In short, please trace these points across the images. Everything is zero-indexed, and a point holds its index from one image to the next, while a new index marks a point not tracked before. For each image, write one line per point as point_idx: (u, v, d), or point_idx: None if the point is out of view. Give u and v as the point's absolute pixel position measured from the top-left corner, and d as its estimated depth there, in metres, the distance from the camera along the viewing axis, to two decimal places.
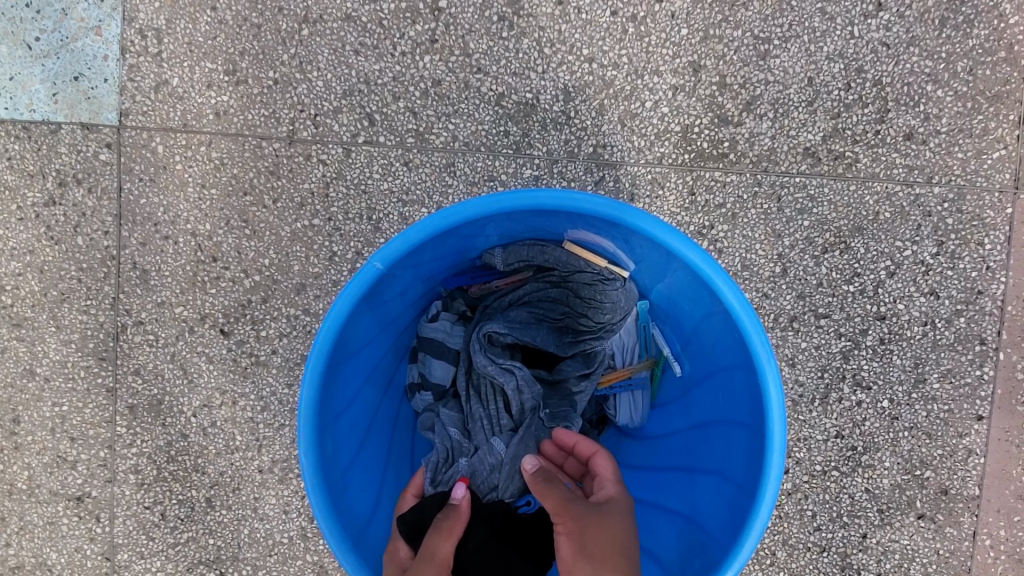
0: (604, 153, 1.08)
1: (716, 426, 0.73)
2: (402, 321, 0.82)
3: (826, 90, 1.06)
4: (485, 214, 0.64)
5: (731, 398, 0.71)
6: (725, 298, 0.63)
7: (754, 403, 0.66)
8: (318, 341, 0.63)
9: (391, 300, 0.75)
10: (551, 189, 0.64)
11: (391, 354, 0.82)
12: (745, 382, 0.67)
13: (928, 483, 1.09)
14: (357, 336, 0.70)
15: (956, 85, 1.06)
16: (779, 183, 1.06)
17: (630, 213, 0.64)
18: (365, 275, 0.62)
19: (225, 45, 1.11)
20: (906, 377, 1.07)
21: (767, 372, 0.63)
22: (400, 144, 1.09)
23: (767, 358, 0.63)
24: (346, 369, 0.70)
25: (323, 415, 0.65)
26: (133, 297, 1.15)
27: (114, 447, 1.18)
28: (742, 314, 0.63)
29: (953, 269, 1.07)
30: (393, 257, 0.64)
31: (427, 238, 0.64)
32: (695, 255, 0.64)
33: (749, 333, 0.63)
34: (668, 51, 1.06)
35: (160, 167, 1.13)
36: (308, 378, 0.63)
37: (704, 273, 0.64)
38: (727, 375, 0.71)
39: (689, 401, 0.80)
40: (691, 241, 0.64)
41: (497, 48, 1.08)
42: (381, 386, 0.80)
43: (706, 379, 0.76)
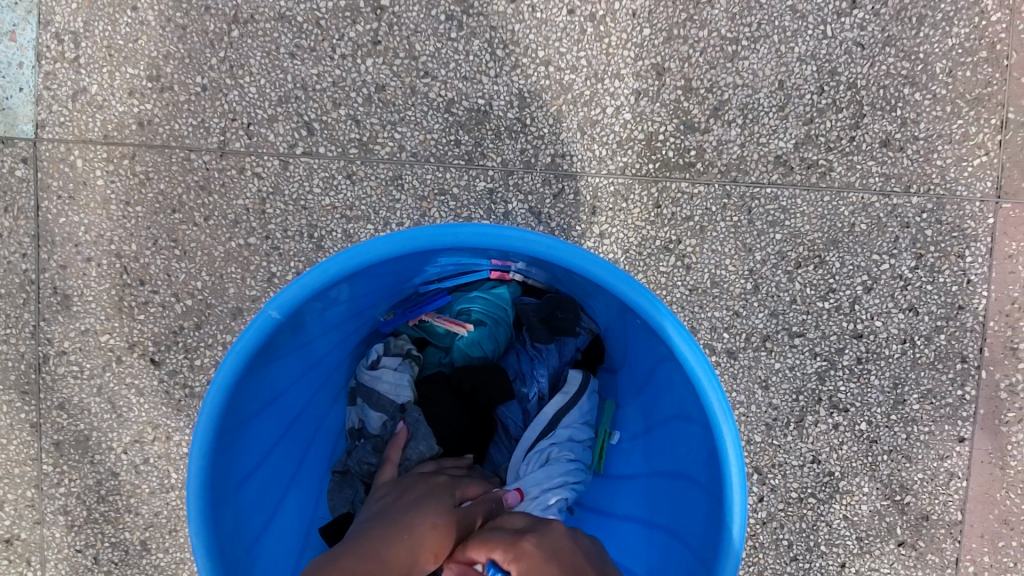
0: (563, 163, 1.00)
1: (675, 478, 0.67)
2: (333, 359, 0.75)
3: (798, 94, 0.99)
4: (397, 253, 0.56)
5: (688, 450, 0.63)
6: (676, 347, 0.56)
7: (711, 464, 0.59)
8: (207, 405, 0.55)
9: (310, 343, 0.67)
10: (476, 223, 0.56)
11: (322, 396, 0.74)
12: (700, 437, 0.60)
13: (909, 508, 1.03)
14: (264, 391, 0.62)
15: (934, 87, 1.00)
16: (750, 194, 0.99)
17: (566, 251, 0.56)
18: (259, 328, 0.55)
19: (149, 48, 1.02)
20: (885, 399, 1.02)
21: (724, 433, 0.56)
22: (342, 155, 1.01)
23: (724, 417, 0.56)
24: (252, 427, 0.62)
25: (220, 487, 0.58)
26: (55, 325, 1.05)
27: (41, 487, 1.08)
28: (696, 365, 0.56)
29: (932, 283, 1.01)
30: (293, 305, 0.56)
31: (333, 281, 0.56)
32: (642, 298, 0.57)
33: (704, 386, 0.56)
34: (629, 52, 0.99)
35: (79, 183, 1.04)
36: (197, 447, 0.55)
37: (654, 319, 0.57)
38: (683, 425, 0.64)
39: (649, 443, 0.73)
40: (637, 283, 0.57)
41: (445, 50, 1.00)
42: (309, 435, 0.73)
43: (664, 423, 0.69)
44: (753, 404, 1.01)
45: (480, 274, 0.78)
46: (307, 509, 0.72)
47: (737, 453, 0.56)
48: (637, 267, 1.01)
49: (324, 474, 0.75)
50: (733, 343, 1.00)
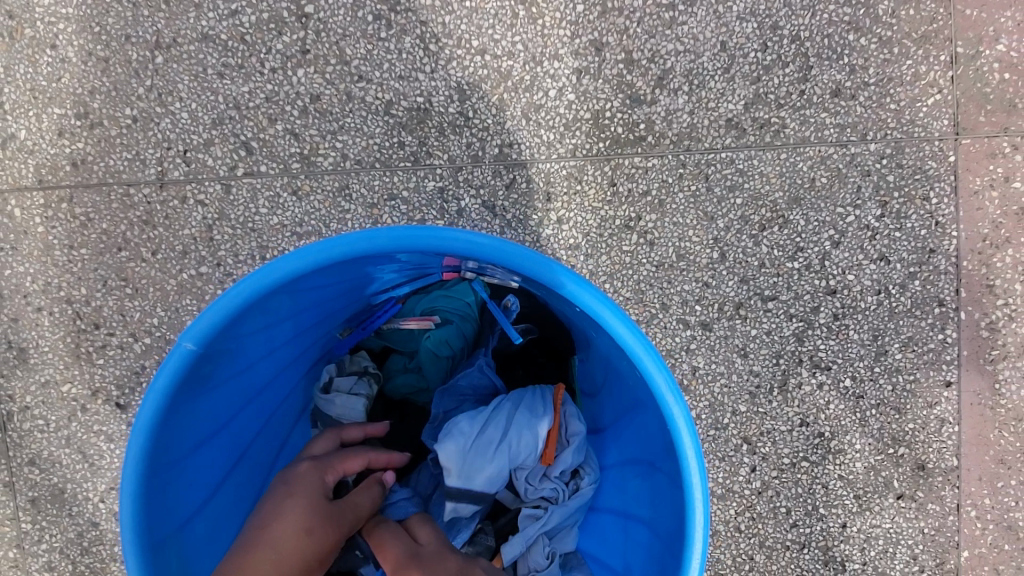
0: (512, 152, 0.98)
1: (643, 465, 0.64)
2: (284, 388, 0.73)
3: (742, 54, 0.96)
4: (311, 266, 0.55)
5: (649, 436, 0.61)
6: (616, 332, 0.54)
7: (668, 447, 0.57)
8: (134, 443, 0.54)
9: (247, 372, 0.65)
10: (390, 227, 0.55)
11: (276, 427, 0.73)
12: (656, 420, 0.58)
13: (904, 460, 1.01)
14: (197, 426, 0.60)
15: (879, 31, 0.98)
16: (705, 161, 0.97)
17: (489, 246, 0.54)
18: (179, 359, 0.54)
19: (72, 85, 0.99)
20: (867, 352, 1.00)
21: (675, 414, 0.53)
22: (285, 171, 0.98)
23: (673, 397, 0.53)
24: (194, 461, 0.61)
25: (157, 530, 0.56)
26: (15, 380, 1.02)
27: (23, 546, 1.05)
28: (639, 348, 0.54)
29: (900, 230, 0.99)
30: (209, 333, 0.55)
31: (246, 303, 0.55)
32: (573, 285, 0.54)
33: (650, 370, 0.54)
34: (565, 31, 0.96)
35: (20, 233, 1.00)
36: (125, 490, 0.54)
37: (590, 306, 0.54)
38: (641, 410, 0.62)
39: (617, 432, 0.71)
40: (568, 270, 0.54)
41: (377, 51, 0.97)
42: (268, 464, 0.71)
43: (627, 410, 0.67)
44: (734, 374, 0.99)
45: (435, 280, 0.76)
46: None
47: (691, 432, 0.54)
48: (600, 249, 0.98)
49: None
50: (707, 314, 0.98)
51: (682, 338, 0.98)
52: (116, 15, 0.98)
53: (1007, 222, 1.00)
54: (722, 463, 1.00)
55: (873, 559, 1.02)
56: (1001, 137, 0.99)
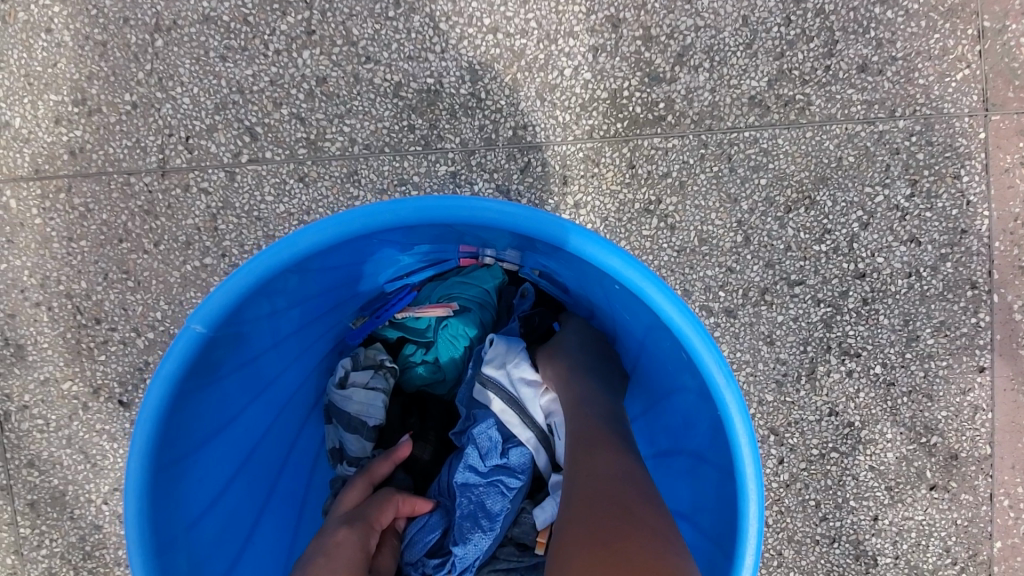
0: (526, 135, 0.94)
1: (684, 456, 0.61)
2: (295, 379, 0.69)
3: (764, 29, 0.93)
4: (326, 242, 0.51)
5: (693, 425, 0.58)
6: (661, 310, 0.50)
7: (716, 435, 0.53)
8: (138, 435, 0.50)
9: (256, 362, 0.62)
10: (413, 198, 0.51)
11: (287, 421, 0.69)
12: (702, 406, 0.54)
13: (936, 449, 0.98)
14: (206, 418, 0.57)
15: (906, 3, 0.94)
16: (727, 141, 0.93)
17: (521, 217, 0.51)
18: (187, 343, 0.50)
19: (69, 71, 0.95)
20: (897, 338, 0.96)
21: (727, 398, 0.50)
22: (291, 157, 0.94)
23: (724, 379, 0.50)
24: (202, 455, 0.57)
25: (165, 529, 0.52)
26: (13, 379, 0.99)
27: (23, 551, 1.01)
28: (686, 327, 0.50)
29: (931, 210, 0.95)
30: (219, 315, 0.51)
31: (257, 283, 0.51)
32: (614, 259, 0.50)
33: (698, 350, 0.50)
34: (580, 7, 0.93)
35: (16, 225, 0.97)
36: (130, 486, 0.50)
37: (633, 282, 0.50)
38: (684, 398, 0.58)
39: (652, 422, 0.67)
40: (608, 244, 0.50)
41: (384, 31, 0.93)
42: (279, 459, 0.68)
43: (666, 398, 0.63)
44: (760, 362, 0.95)
45: (451, 264, 0.73)
46: (282, 545, 0.66)
47: (744, 419, 0.50)
48: (619, 234, 0.95)
49: (299, 507, 0.69)
50: (731, 301, 0.95)
51: (706, 325, 0.95)
52: None
53: None
54: None
55: (905, 553, 0.99)
56: None
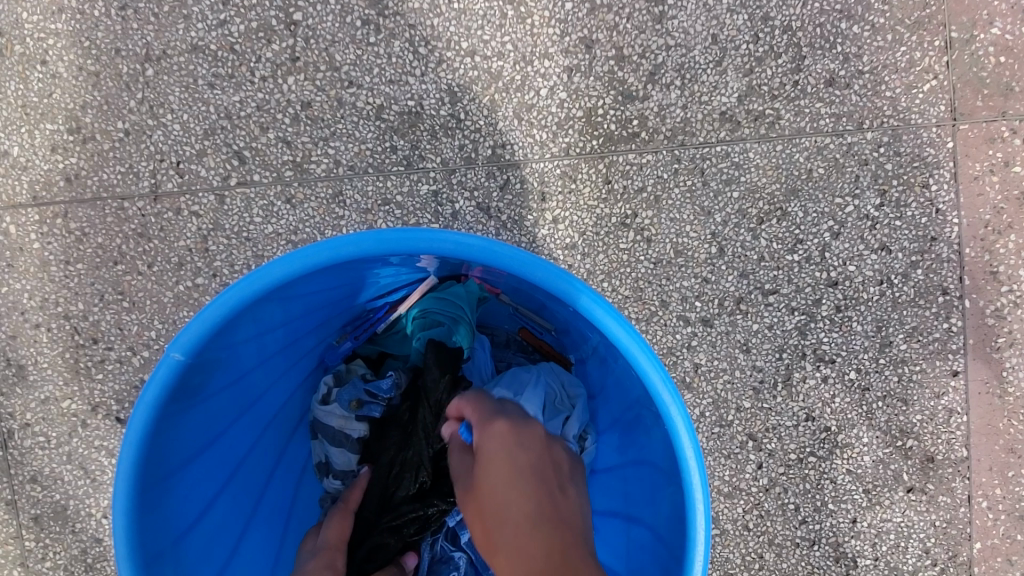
0: (505, 153, 0.97)
1: (645, 467, 0.63)
2: (280, 396, 0.72)
3: (734, 46, 0.96)
4: (298, 271, 0.55)
5: (650, 438, 0.60)
6: (611, 330, 0.54)
7: (667, 447, 0.56)
8: (124, 458, 0.54)
9: (239, 381, 0.65)
10: (388, 228, 0.54)
11: (273, 436, 0.72)
12: (654, 420, 0.57)
13: (912, 452, 1.00)
14: (191, 438, 0.60)
15: (871, 18, 0.97)
16: (700, 155, 0.96)
17: (477, 247, 0.54)
18: (168, 370, 0.54)
19: (64, 101, 0.99)
20: (871, 344, 0.98)
21: (673, 412, 0.53)
22: (278, 180, 0.98)
23: (670, 395, 0.53)
24: (189, 473, 0.60)
25: (152, 544, 0.56)
26: (15, 398, 1.02)
27: (28, 564, 1.04)
28: (633, 346, 0.53)
29: (901, 218, 0.97)
30: (198, 343, 0.55)
31: (233, 311, 0.55)
32: (566, 284, 0.54)
33: (646, 369, 0.53)
34: (555, 29, 0.96)
35: (16, 250, 1.00)
36: (118, 506, 0.53)
37: (585, 305, 0.54)
38: (642, 411, 0.61)
39: (620, 433, 0.70)
40: (559, 270, 0.54)
41: (366, 56, 0.97)
42: (266, 473, 0.71)
43: (627, 410, 0.66)
44: (737, 370, 0.98)
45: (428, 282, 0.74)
46: (268, 556, 0.69)
47: (691, 434, 0.53)
48: (596, 247, 0.97)
49: (285, 518, 0.72)
50: (707, 310, 0.97)
51: (683, 335, 0.97)
52: (106, 29, 0.98)
53: (1009, 207, 0.98)
54: (728, 461, 0.99)
55: (885, 554, 1.01)
56: (999, 121, 0.98)
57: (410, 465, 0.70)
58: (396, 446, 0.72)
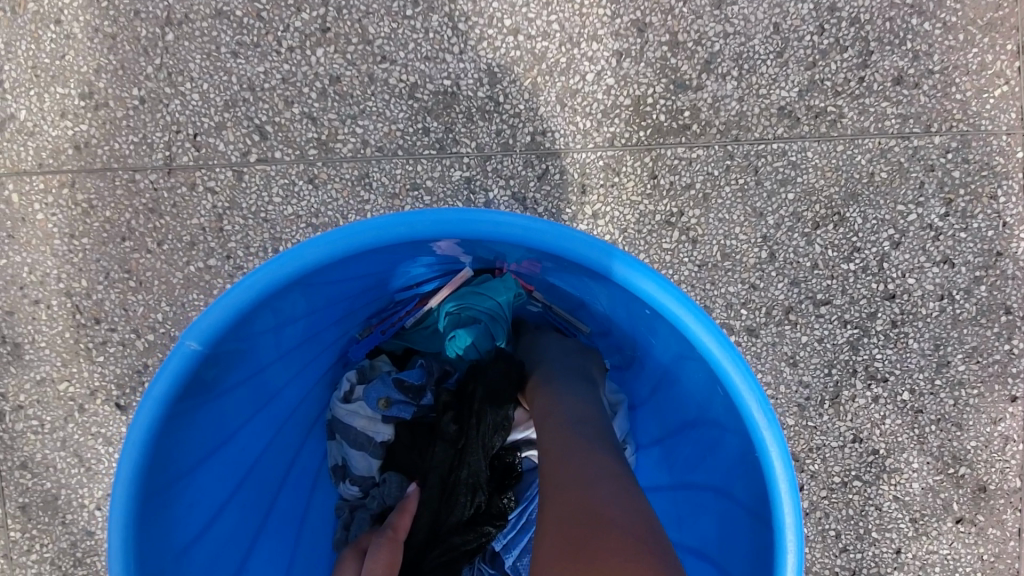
0: (544, 141, 0.91)
1: (707, 493, 0.59)
2: (299, 392, 0.66)
3: (796, 37, 0.89)
4: (336, 255, 0.49)
5: (721, 463, 0.56)
6: (702, 342, 0.49)
7: (750, 478, 0.52)
8: (127, 459, 0.48)
9: (258, 376, 0.59)
10: (451, 209, 0.49)
11: (288, 436, 0.66)
12: (735, 446, 0.53)
13: (964, 481, 0.93)
14: (202, 437, 0.54)
15: (944, 15, 0.90)
16: (755, 152, 0.90)
17: (545, 232, 0.49)
18: (183, 360, 0.48)
19: (77, 64, 0.92)
20: (927, 363, 0.92)
21: (768, 439, 0.49)
22: (301, 158, 0.91)
23: (765, 420, 0.49)
24: (198, 477, 0.54)
25: (154, 556, 0.50)
26: (8, 378, 0.95)
27: (12, 556, 0.97)
28: (727, 363, 0.49)
29: (966, 230, 0.91)
30: (218, 331, 0.49)
31: (259, 297, 0.49)
32: (656, 287, 0.49)
33: (740, 390, 0.49)
34: (605, 11, 0.90)
35: (17, 220, 0.94)
36: (116, 515, 0.47)
37: (676, 313, 0.50)
38: (713, 434, 0.57)
39: (668, 453, 0.65)
40: (648, 269, 0.49)
41: (402, 30, 0.90)
42: (279, 477, 0.64)
43: (685, 430, 0.61)
44: (782, 384, 0.91)
45: (464, 274, 0.69)
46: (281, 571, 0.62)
47: (786, 464, 0.49)
48: (638, 246, 0.91)
49: (299, 527, 0.66)
50: (753, 319, 0.91)
51: None
52: None
53: None
54: None
55: None
56: None
57: (465, 487, 0.65)
58: (447, 462, 0.67)
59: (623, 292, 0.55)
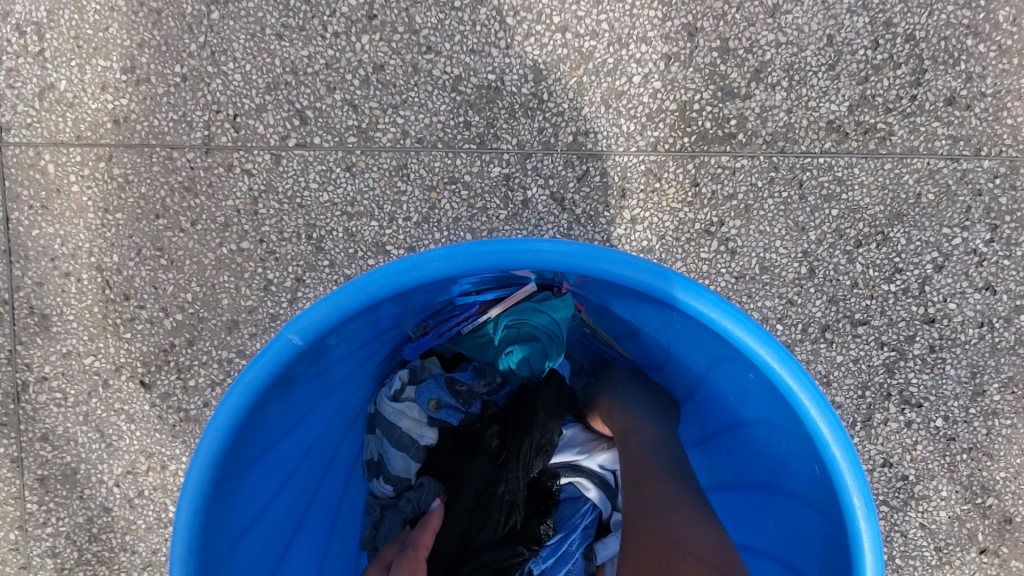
0: (586, 142, 0.89)
1: (769, 555, 0.63)
2: (352, 391, 0.69)
3: (850, 50, 0.87)
4: (429, 274, 0.54)
5: (794, 527, 0.60)
6: (810, 416, 0.52)
7: (828, 557, 0.55)
8: (208, 439, 0.51)
9: (326, 374, 0.62)
10: (550, 241, 0.53)
11: (336, 433, 0.69)
12: (818, 522, 0.56)
13: (991, 512, 0.92)
14: (272, 428, 0.58)
15: (1000, 37, 0.89)
16: (800, 166, 0.88)
17: (648, 271, 0.53)
18: (278, 352, 0.52)
19: (120, 37, 0.92)
20: (963, 391, 0.90)
21: (862, 527, 0.51)
22: (340, 146, 0.90)
23: (862, 508, 0.52)
24: (260, 463, 0.58)
25: (214, 532, 0.53)
26: (34, 349, 0.95)
27: (27, 527, 0.96)
28: (831, 441, 0.52)
29: (1010, 257, 0.89)
30: (313, 330, 0.53)
31: (357, 302, 0.53)
32: (772, 352, 0.52)
33: (841, 469, 0.52)
34: (656, 13, 0.88)
35: (52, 191, 0.94)
36: (190, 490, 0.51)
37: (789, 384, 0.52)
38: (790, 503, 0.60)
39: (721, 502, 0.69)
40: (765, 333, 0.52)
41: (449, 21, 0.89)
42: (323, 470, 0.68)
43: (751, 491, 0.65)
44: None
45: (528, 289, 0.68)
46: (313, 559, 0.65)
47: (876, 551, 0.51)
48: (675, 254, 0.89)
49: (332, 520, 0.69)
50: (789, 335, 0.89)
51: None
52: None
53: None
54: None
55: None
56: None
57: (500, 503, 0.68)
58: (485, 476, 0.70)
59: (723, 349, 0.58)
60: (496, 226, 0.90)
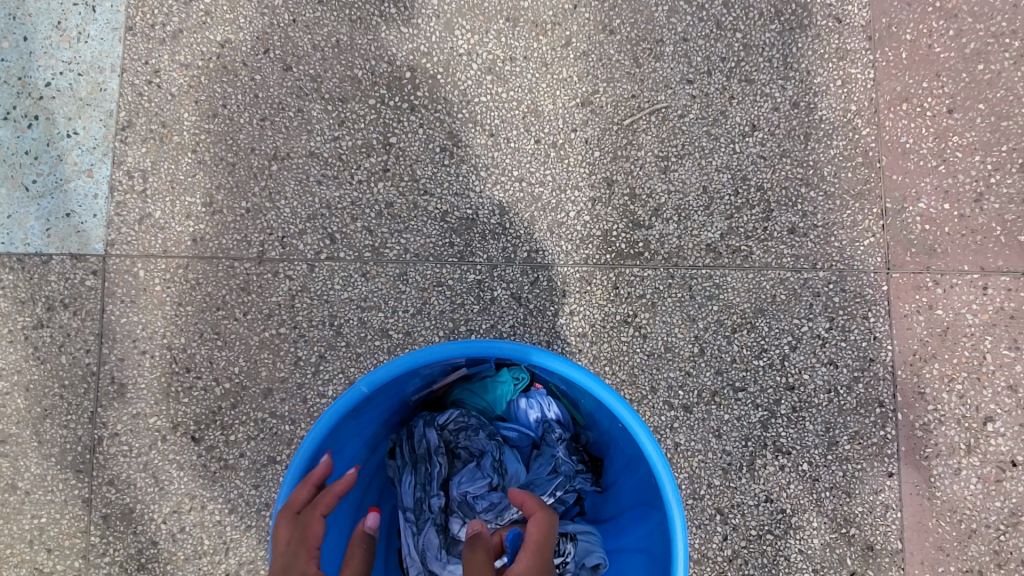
0: (537, 257, 1.24)
1: (640, 552, 0.89)
2: (382, 423, 0.99)
3: (719, 196, 1.26)
4: (432, 355, 0.85)
5: (651, 529, 0.87)
6: (646, 447, 0.81)
7: (664, 545, 0.82)
8: (304, 447, 0.81)
9: (370, 411, 0.93)
10: (509, 341, 0.86)
11: (367, 452, 0.98)
12: (659, 520, 0.83)
13: (855, 540, 1.18)
14: (342, 439, 0.89)
15: (825, 186, 1.27)
16: (689, 275, 1.23)
17: (536, 354, 0.85)
18: (353, 395, 0.84)
19: (204, 181, 1.28)
20: (821, 441, 1.20)
21: (675, 519, 0.79)
22: (358, 258, 1.24)
23: (676, 506, 0.80)
24: (327, 466, 0.87)
25: None
26: (110, 411, 1.22)
27: (88, 557, 1.19)
28: (658, 463, 0.81)
29: (845, 340, 1.22)
30: (377, 382, 0.85)
31: (406, 367, 0.85)
32: (620, 405, 0.83)
33: (664, 483, 0.80)
34: (584, 169, 1.27)
35: (140, 290, 1.25)
36: (290, 478, 0.80)
37: (631, 425, 0.82)
38: (650, 512, 0.87)
39: (621, 519, 0.96)
40: (617, 395, 0.83)
41: (440, 173, 1.27)
42: (355, 477, 0.96)
43: (635, 506, 0.92)
44: (709, 451, 1.18)
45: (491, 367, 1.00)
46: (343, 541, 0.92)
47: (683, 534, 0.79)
48: (603, 337, 1.22)
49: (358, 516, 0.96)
50: (688, 399, 1.20)
51: (667, 417, 1.19)
52: (247, 133, 1.29)
53: (933, 340, 1.23)
54: (698, 530, 1.17)
55: None
56: (924, 274, 1.25)
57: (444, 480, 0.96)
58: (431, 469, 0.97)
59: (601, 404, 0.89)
60: (471, 317, 1.23)
